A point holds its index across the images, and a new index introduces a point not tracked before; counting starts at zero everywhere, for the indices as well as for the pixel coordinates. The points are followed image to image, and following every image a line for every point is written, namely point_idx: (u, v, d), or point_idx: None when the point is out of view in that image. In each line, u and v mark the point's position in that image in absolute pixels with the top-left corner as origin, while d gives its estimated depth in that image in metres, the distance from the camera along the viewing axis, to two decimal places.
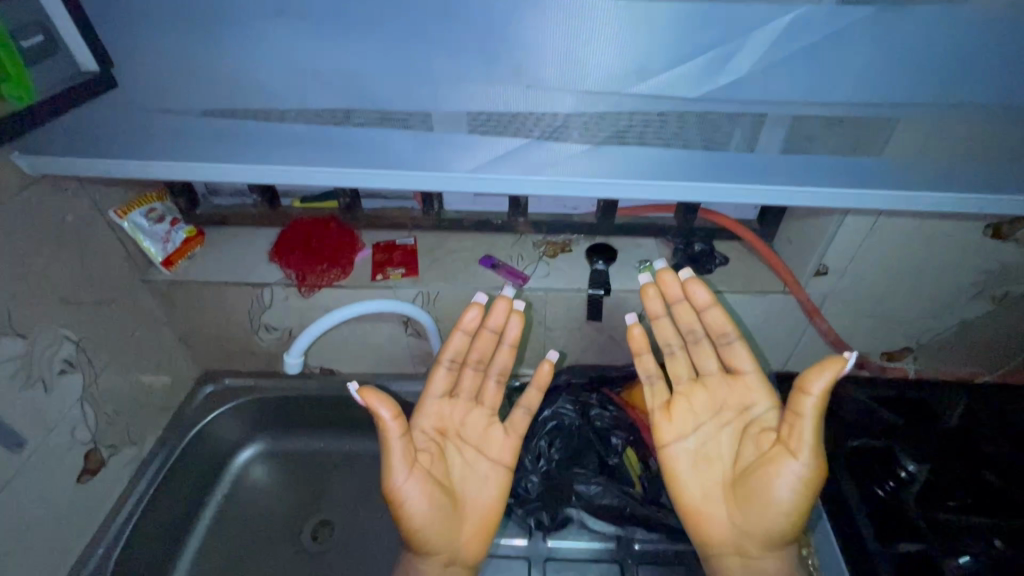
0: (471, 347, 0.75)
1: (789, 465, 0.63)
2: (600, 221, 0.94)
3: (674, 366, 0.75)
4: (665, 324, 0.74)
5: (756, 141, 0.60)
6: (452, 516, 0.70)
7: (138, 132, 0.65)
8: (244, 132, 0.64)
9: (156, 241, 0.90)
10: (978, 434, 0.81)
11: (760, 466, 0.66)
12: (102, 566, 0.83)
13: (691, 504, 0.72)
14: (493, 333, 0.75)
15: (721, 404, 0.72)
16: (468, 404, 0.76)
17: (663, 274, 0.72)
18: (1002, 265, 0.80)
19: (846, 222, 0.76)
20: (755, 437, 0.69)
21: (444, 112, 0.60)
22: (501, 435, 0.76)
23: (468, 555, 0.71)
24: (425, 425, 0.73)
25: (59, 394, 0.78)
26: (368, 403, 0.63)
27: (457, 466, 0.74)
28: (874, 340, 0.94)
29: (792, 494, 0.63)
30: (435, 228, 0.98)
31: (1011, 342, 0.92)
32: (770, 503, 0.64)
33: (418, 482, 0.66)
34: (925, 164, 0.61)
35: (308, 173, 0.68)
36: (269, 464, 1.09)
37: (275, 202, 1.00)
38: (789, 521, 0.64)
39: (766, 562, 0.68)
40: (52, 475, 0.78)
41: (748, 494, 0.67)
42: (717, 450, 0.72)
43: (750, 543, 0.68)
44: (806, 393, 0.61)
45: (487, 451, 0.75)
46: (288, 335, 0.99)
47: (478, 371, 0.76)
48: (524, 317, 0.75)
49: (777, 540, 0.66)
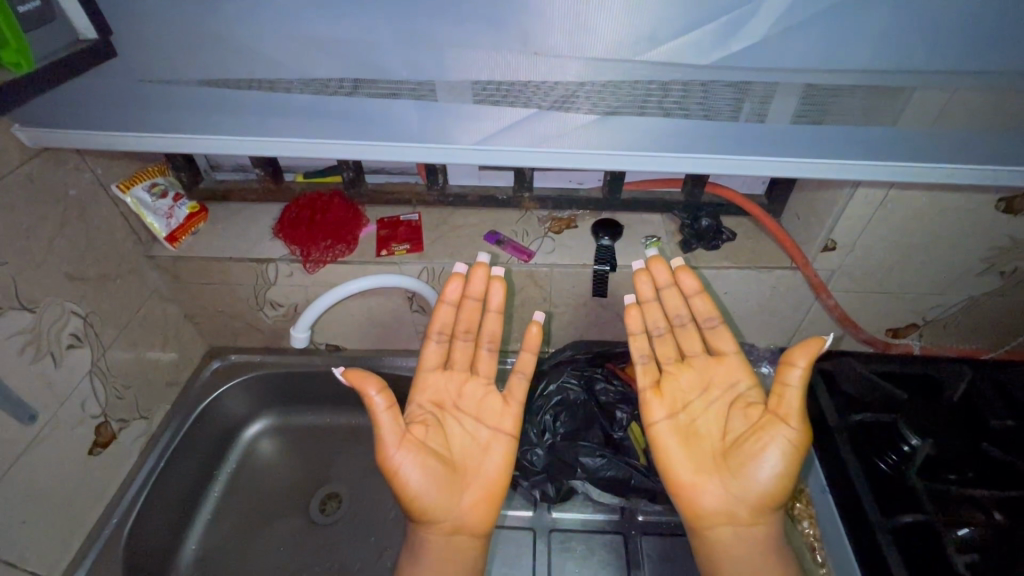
0: (456, 319, 0.76)
1: (782, 430, 0.64)
2: (609, 195, 0.92)
3: (663, 348, 0.75)
4: (654, 308, 0.75)
5: (767, 111, 0.59)
6: (453, 485, 0.70)
7: (140, 103, 0.64)
8: (246, 103, 0.63)
9: (159, 217, 0.90)
10: (981, 403, 0.80)
11: (751, 434, 0.66)
12: (117, 534, 0.85)
13: (682, 477, 0.69)
14: (476, 301, 0.76)
15: (708, 383, 0.73)
16: (462, 375, 0.76)
17: (655, 263, 0.75)
18: (1012, 240, 0.79)
19: (856, 195, 0.75)
20: (742, 410, 0.69)
21: (449, 82, 0.59)
22: (499, 402, 0.76)
23: (475, 523, 0.70)
24: (421, 400, 0.74)
25: (68, 368, 0.79)
26: (354, 383, 0.64)
27: (458, 437, 0.73)
28: (880, 316, 0.94)
29: (785, 459, 0.64)
30: (440, 203, 0.98)
31: (1017, 317, 0.91)
32: (764, 468, 0.64)
33: (412, 451, 0.67)
34: (940, 134, 0.60)
35: (313, 146, 0.67)
36: (278, 438, 1.10)
37: (279, 175, 0.97)
38: (782, 485, 0.65)
39: (757, 530, 0.67)
40: (64, 447, 0.79)
41: (741, 461, 0.66)
42: (705, 426, 0.71)
43: (742, 511, 0.67)
44: (792, 365, 0.62)
45: (485, 418, 0.75)
46: (293, 311, 0.99)
47: (468, 342, 0.76)
48: (505, 283, 0.76)
49: (769, 505, 0.66)
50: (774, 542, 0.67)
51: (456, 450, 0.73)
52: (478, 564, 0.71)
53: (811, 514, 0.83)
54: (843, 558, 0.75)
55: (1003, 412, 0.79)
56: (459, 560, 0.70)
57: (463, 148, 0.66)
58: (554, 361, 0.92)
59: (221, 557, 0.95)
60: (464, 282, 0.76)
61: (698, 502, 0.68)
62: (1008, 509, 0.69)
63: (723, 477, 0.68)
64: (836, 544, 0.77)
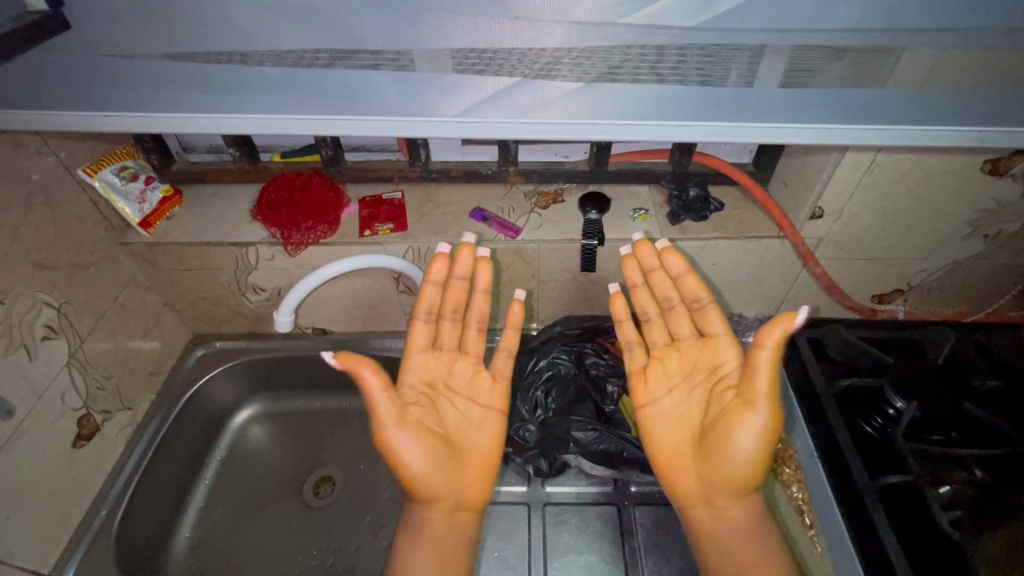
0: (444, 299, 0.74)
1: (751, 415, 0.63)
2: (596, 167, 0.91)
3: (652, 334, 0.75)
4: (643, 292, 0.75)
5: (755, 76, 0.58)
6: (451, 462, 0.70)
7: (98, 80, 0.60)
8: (214, 77, 0.59)
9: (131, 202, 0.86)
10: (966, 366, 0.82)
11: (722, 419, 0.66)
12: (107, 526, 0.84)
13: (664, 458, 0.72)
14: (462, 281, 0.74)
15: (694, 365, 0.73)
16: (452, 355, 0.76)
17: (640, 247, 0.73)
18: (997, 203, 0.80)
19: (844, 160, 0.74)
20: (720, 393, 0.68)
21: (429, 51, 0.56)
22: (489, 380, 0.77)
23: (474, 497, 0.72)
24: (413, 380, 0.73)
25: (44, 360, 0.77)
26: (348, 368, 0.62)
27: (452, 417, 0.74)
28: (867, 283, 0.94)
29: (753, 442, 0.63)
30: (423, 180, 0.95)
31: (999, 279, 0.92)
32: (733, 453, 0.64)
33: (411, 429, 0.66)
34: (930, 97, 0.60)
35: (283, 122, 0.63)
36: (267, 424, 1.09)
37: (256, 157, 0.94)
38: (753, 468, 0.64)
39: (734, 510, 0.68)
40: (46, 440, 0.78)
41: (712, 445, 0.67)
42: (689, 407, 0.72)
43: (719, 494, 0.68)
44: (760, 347, 0.61)
45: (476, 396, 0.76)
46: (276, 296, 0.97)
47: (456, 321, 0.75)
48: (491, 262, 0.74)
49: (742, 488, 0.66)
50: (753, 520, 0.68)
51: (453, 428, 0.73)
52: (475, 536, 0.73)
53: (800, 479, 0.85)
54: (830, 519, 0.77)
55: (989, 376, 0.80)
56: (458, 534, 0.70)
57: (447, 119, 0.63)
58: (544, 337, 0.90)
59: (215, 545, 0.95)
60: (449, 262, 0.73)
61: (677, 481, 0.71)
62: (988, 467, 0.71)
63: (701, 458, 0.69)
64: (825, 506, 0.79)
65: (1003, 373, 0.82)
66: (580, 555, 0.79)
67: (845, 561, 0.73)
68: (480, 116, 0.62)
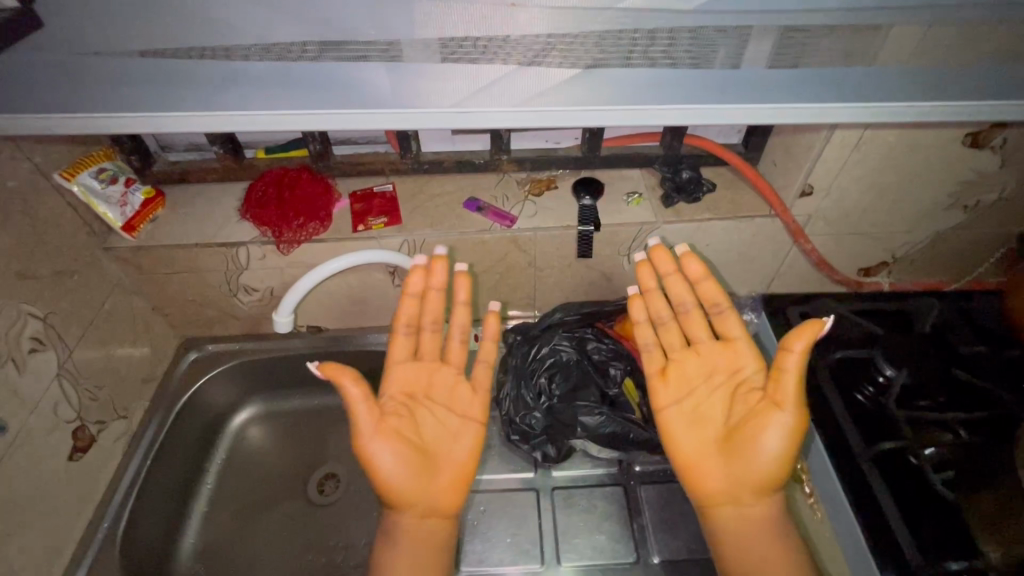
0: (423, 310, 0.75)
1: (779, 415, 0.63)
2: (588, 153, 0.90)
3: (667, 336, 0.75)
4: (657, 297, 0.75)
5: (742, 56, 0.59)
6: (424, 467, 0.69)
7: (76, 81, 0.58)
8: (203, 75, 0.58)
9: (113, 205, 0.83)
10: (949, 332, 0.86)
11: (750, 418, 0.66)
12: (111, 536, 0.83)
13: (688, 458, 0.70)
14: (440, 293, 0.74)
15: (712, 368, 0.72)
16: (433, 364, 0.76)
17: (657, 251, 0.73)
18: (977, 175, 0.82)
19: (833, 138, 0.76)
20: (745, 395, 0.68)
21: (413, 40, 0.58)
22: (468, 392, 0.76)
23: (447, 505, 0.70)
24: (394, 391, 0.73)
25: (32, 374, 0.74)
26: (332, 377, 0.65)
27: (431, 429, 0.73)
28: (854, 257, 0.97)
29: (785, 441, 0.63)
30: (414, 172, 0.93)
31: (978, 249, 0.96)
32: (763, 451, 0.64)
33: (388, 438, 0.67)
34: (916, 74, 0.61)
35: (261, 118, 0.58)
36: (266, 425, 1.08)
37: (240, 153, 0.91)
38: (783, 464, 0.64)
39: (758, 509, 0.67)
40: (41, 455, 0.76)
41: (742, 445, 0.66)
42: (709, 410, 0.71)
43: (744, 492, 0.66)
44: (789, 350, 0.63)
45: (456, 406, 0.75)
46: (269, 296, 0.96)
47: (436, 332, 0.76)
48: (469, 277, 0.74)
49: (769, 484, 0.65)
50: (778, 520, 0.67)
51: (417, 435, 0.71)
52: (431, 553, 0.69)
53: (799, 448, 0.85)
54: (827, 485, 0.77)
55: (971, 339, 0.85)
56: (420, 547, 0.68)
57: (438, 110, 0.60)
58: (546, 325, 0.91)
59: (221, 548, 0.94)
60: (427, 274, 0.74)
61: (703, 484, 0.68)
62: (970, 427, 0.74)
63: (736, 454, 0.66)
64: (821, 473, 0.79)
65: (985, 334, 0.86)
66: (590, 535, 0.80)
67: (844, 526, 0.73)
68: (486, 104, 0.59)
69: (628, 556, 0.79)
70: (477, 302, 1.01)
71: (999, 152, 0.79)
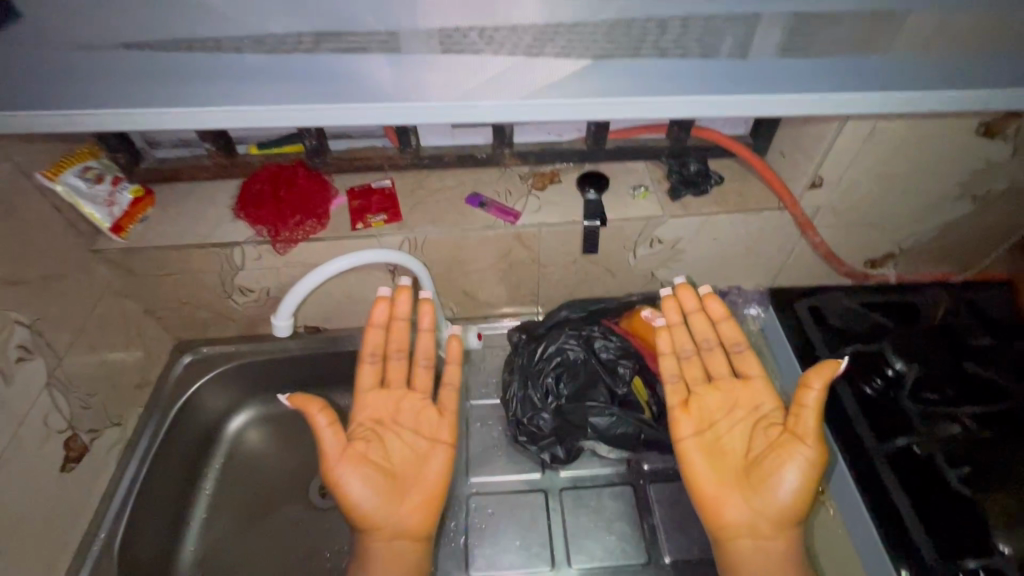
0: (388, 339, 0.76)
1: (801, 449, 0.63)
2: (593, 145, 0.88)
3: (689, 369, 0.74)
4: (682, 332, 0.76)
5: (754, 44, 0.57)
6: (391, 492, 0.69)
7: (59, 76, 0.55)
8: (194, 69, 0.55)
9: (99, 205, 0.79)
10: (956, 324, 0.86)
11: (770, 451, 0.65)
12: (108, 547, 0.80)
13: (707, 490, 0.67)
14: (404, 323, 0.76)
15: (734, 402, 0.71)
16: (401, 392, 0.75)
17: (683, 290, 0.78)
18: (987, 164, 0.81)
19: (845, 128, 0.74)
20: (766, 429, 0.68)
21: (413, 29, 0.56)
22: (436, 415, 0.75)
23: (416, 527, 0.69)
24: (360, 417, 0.73)
25: (21, 383, 0.72)
26: (302, 408, 0.66)
27: (399, 452, 0.72)
28: (861, 249, 0.96)
29: (805, 477, 0.62)
30: (414, 167, 0.90)
31: (985, 240, 0.95)
32: (784, 484, 0.63)
33: (354, 463, 0.67)
34: (933, 61, 0.60)
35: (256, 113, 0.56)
36: (264, 428, 1.05)
37: (231, 147, 0.88)
38: (804, 500, 0.63)
39: (778, 544, 0.65)
40: (32, 466, 0.73)
41: (762, 478, 0.64)
42: (730, 443, 0.69)
43: (764, 525, 0.65)
44: (808, 387, 0.63)
45: (423, 429, 0.74)
46: (265, 296, 0.93)
47: (403, 359, 0.76)
48: (434, 305, 0.76)
49: (790, 519, 0.64)
50: (796, 555, 0.65)
51: (385, 460, 0.71)
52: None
53: None
54: (839, 480, 0.76)
55: (978, 331, 0.84)
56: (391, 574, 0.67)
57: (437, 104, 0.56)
58: (553, 322, 0.91)
59: (222, 556, 0.92)
60: (390, 306, 0.75)
61: (721, 517, 0.66)
62: (982, 420, 0.74)
63: (757, 487, 0.65)
64: (834, 472, 0.78)
65: (990, 325, 0.86)
66: (601, 536, 0.79)
67: (857, 523, 0.73)
68: (487, 99, 0.55)
69: (639, 557, 0.78)
70: (480, 300, 0.99)
71: (1011, 140, 0.77)
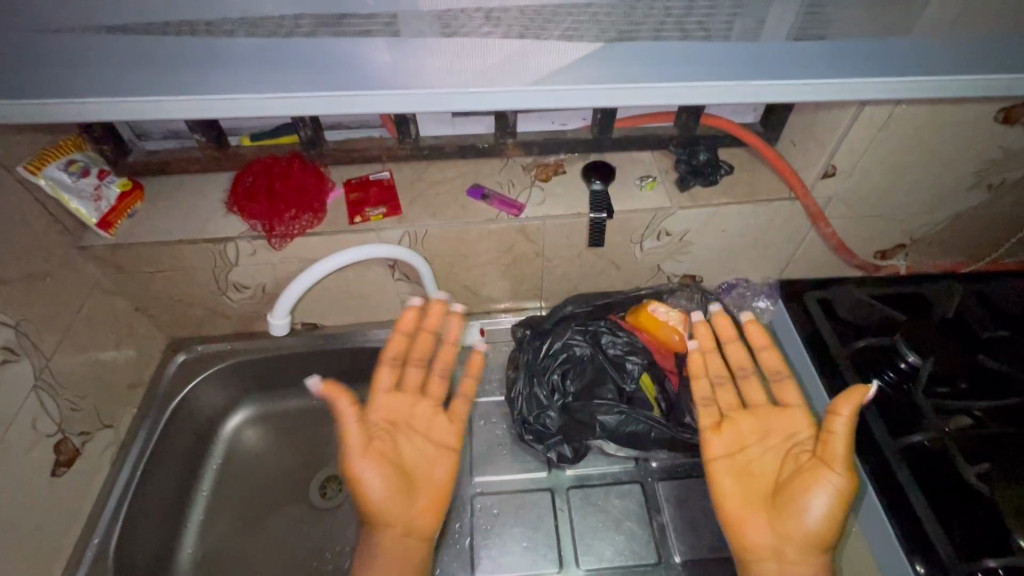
0: (410, 348, 0.73)
1: (828, 476, 0.60)
2: (598, 134, 0.85)
3: (724, 395, 0.72)
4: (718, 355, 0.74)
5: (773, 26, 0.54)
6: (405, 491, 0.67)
7: (36, 64, 0.51)
8: (183, 55, 0.52)
9: (86, 200, 0.77)
10: (968, 317, 0.84)
11: (797, 476, 0.63)
12: (102, 552, 0.78)
13: (733, 511, 0.66)
14: (431, 334, 0.74)
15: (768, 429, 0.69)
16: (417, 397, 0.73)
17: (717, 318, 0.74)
18: (1003, 152, 0.79)
19: (861, 115, 0.71)
20: (797, 454, 0.65)
21: (412, 12, 0.50)
22: (448, 422, 0.73)
23: (424, 528, 0.67)
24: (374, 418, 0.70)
25: (6, 386, 0.69)
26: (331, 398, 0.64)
27: (413, 458, 0.69)
28: (873, 240, 0.93)
29: (832, 504, 0.60)
30: (413, 158, 0.87)
31: (998, 230, 0.93)
32: (808, 510, 0.61)
33: (376, 459, 0.65)
34: (957, 44, 0.57)
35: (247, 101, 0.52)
36: (261, 427, 1.03)
37: (223, 140, 0.84)
38: (832, 527, 0.61)
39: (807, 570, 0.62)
40: (21, 472, 0.70)
41: (787, 503, 0.63)
42: (762, 468, 0.67)
43: (789, 549, 0.63)
44: (836, 414, 0.60)
45: (434, 434, 0.72)
46: (261, 293, 0.90)
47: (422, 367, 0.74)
48: (463, 318, 0.75)
49: (818, 545, 0.62)
50: None
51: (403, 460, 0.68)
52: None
53: None
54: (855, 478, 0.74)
55: (990, 324, 0.83)
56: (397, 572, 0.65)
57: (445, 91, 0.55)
58: (558, 318, 0.87)
59: (221, 559, 0.90)
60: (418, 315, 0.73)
61: (745, 539, 0.65)
62: (995, 416, 0.73)
63: (783, 512, 0.63)
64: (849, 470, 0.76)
65: (1002, 318, 0.84)
66: (609, 536, 0.78)
67: (871, 520, 0.71)
68: (494, 86, 0.55)
69: (649, 557, 0.76)
70: (482, 294, 0.96)
71: None
